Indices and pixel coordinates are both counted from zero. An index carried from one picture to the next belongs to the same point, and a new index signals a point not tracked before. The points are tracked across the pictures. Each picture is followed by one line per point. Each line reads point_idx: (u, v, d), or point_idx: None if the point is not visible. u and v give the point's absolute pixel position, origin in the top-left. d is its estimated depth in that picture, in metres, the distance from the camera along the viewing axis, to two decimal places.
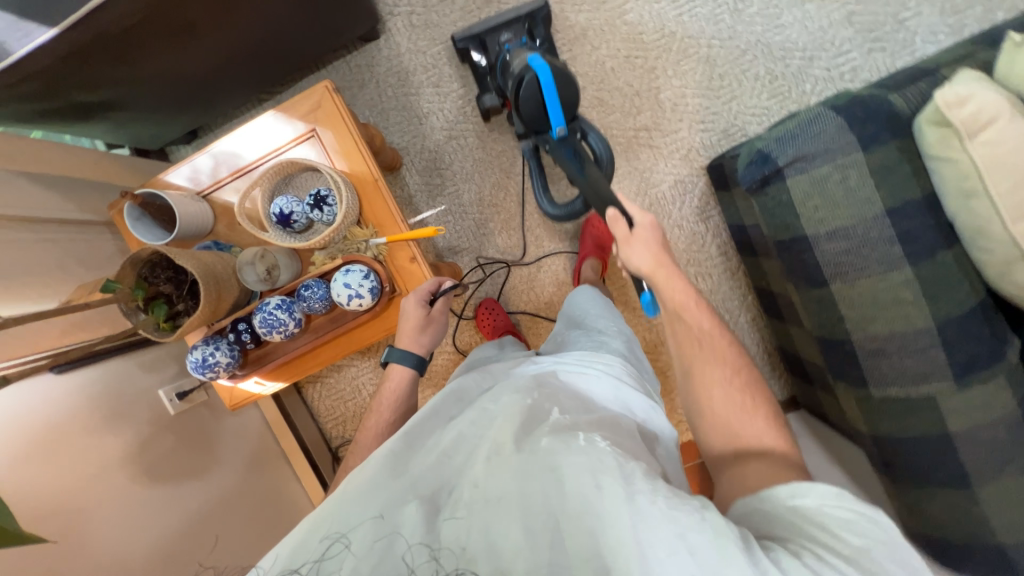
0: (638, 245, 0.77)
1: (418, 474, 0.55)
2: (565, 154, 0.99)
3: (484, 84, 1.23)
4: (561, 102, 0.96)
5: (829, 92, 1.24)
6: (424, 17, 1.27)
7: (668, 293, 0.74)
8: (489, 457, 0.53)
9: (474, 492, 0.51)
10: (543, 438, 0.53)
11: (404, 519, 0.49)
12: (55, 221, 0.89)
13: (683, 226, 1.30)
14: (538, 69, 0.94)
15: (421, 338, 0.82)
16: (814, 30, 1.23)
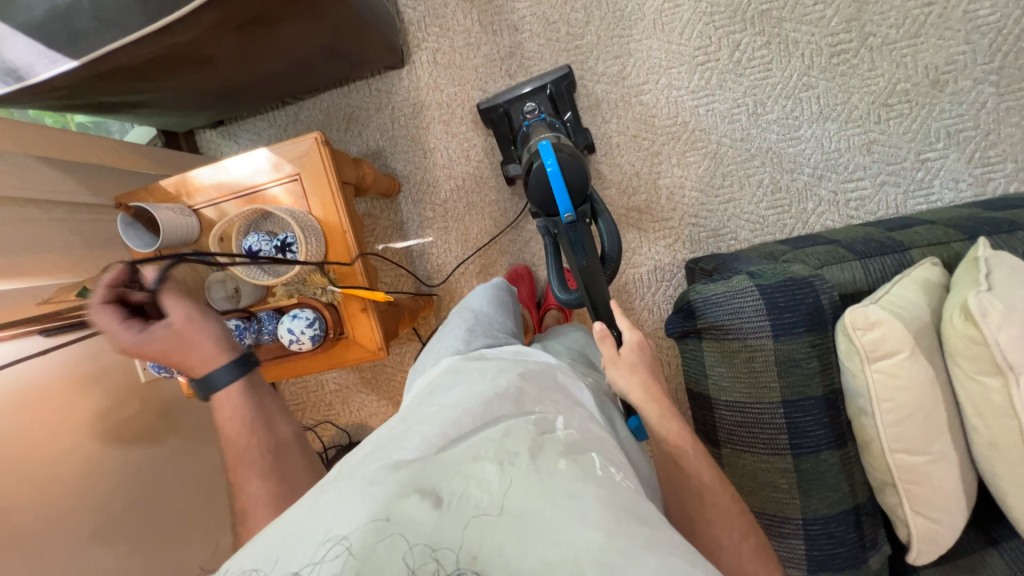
0: (622, 371, 0.71)
1: (419, 468, 0.54)
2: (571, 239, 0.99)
3: (510, 154, 1.26)
4: (568, 187, 0.96)
5: (831, 216, 1.21)
6: (448, 56, 1.30)
7: (662, 431, 0.66)
8: (501, 464, 0.53)
9: (482, 498, 0.50)
10: (558, 460, 0.54)
11: (409, 516, 0.47)
12: (66, 203, 0.99)
13: (652, 310, 1.31)
14: (545, 156, 0.95)
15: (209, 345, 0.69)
16: (830, 149, 1.20)
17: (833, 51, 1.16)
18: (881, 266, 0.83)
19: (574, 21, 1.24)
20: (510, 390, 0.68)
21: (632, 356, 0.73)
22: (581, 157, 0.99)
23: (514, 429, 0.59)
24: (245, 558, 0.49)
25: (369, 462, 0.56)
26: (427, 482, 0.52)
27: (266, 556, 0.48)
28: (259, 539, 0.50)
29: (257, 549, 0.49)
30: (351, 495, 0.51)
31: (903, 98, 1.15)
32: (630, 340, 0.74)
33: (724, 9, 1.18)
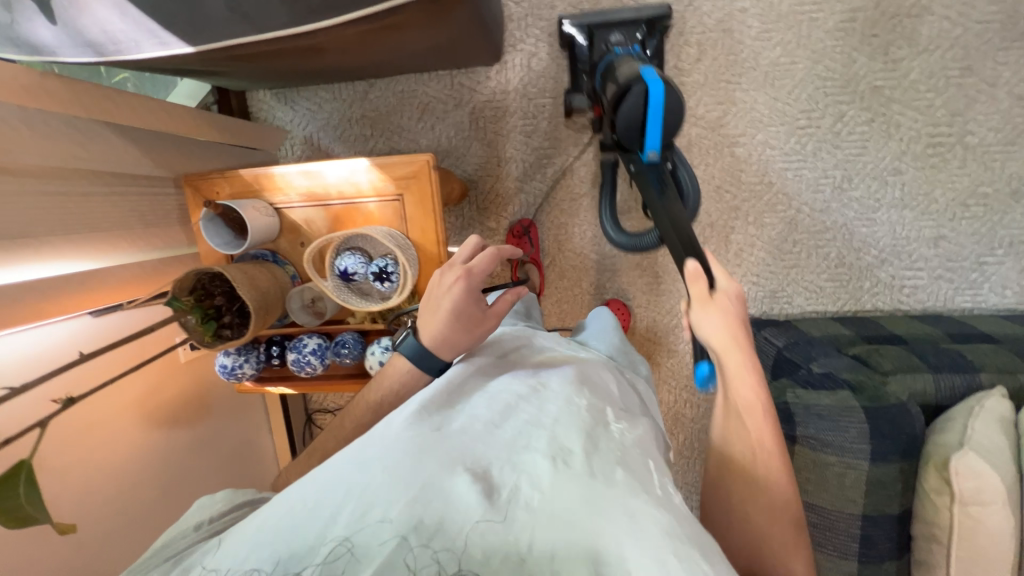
0: (714, 321, 0.57)
1: (468, 449, 0.51)
2: (648, 178, 0.87)
3: (580, 81, 1.14)
4: (663, 121, 0.84)
5: (883, 298, 1.26)
6: (544, 64, 1.21)
7: (741, 392, 0.59)
8: (553, 461, 0.49)
9: (533, 497, 0.47)
10: (614, 469, 0.49)
11: (460, 497, 0.46)
12: (128, 174, 0.89)
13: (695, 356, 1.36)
14: (649, 82, 0.82)
15: (460, 337, 0.72)
16: (900, 236, 1.23)
17: (930, 141, 1.16)
18: (950, 384, 0.88)
19: (684, 56, 1.17)
20: (565, 376, 0.64)
21: (727, 310, 0.58)
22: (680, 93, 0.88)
23: (565, 421, 0.54)
24: (243, 554, 0.45)
25: (417, 433, 0.53)
26: (476, 466, 0.49)
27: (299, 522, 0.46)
28: (288, 502, 0.48)
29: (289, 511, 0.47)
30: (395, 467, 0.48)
31: (980, 201, 1.18)
32: (727, 289, 0.60)
33: (838, 76, 1.14)
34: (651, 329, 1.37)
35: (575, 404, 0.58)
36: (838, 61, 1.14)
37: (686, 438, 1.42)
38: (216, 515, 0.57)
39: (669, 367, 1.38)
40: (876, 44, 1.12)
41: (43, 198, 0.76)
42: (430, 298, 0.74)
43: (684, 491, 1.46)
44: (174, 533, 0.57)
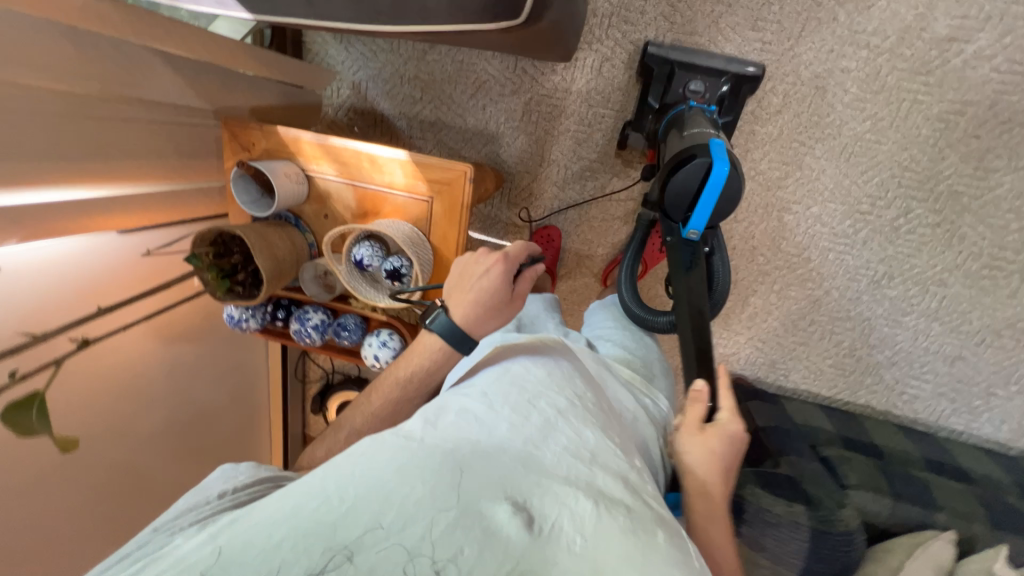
0: (698, 446, 0.60)
1: (504, 468, 0.44)
2: (681, 256, 0.81)
3: (642, 120, 1.08)
4: (712, 206, 0.76)
5: (879, 397, 1.26)
6: (616, 72, 1.13)
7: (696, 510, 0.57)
8: (598, 502, 0.43)
9: (574, 540, 0.41)
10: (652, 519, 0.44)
11: (494, 525, 0.40)
12: (170, 104, 0.89)
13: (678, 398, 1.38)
14: (714, 159, 0.74)
15: (488, 324, 0.71)
16: (919, 345, 1.20)
17: (989, 263, 1.09)
18: (905, 514, 0.91)
19: (764, 104, 1.08)
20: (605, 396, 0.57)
21: (714, 445, 0.60)
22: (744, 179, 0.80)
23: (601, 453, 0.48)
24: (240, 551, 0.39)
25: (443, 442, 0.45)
26: (514, 495, 0.43)
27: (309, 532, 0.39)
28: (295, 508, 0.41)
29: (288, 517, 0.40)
30: (426, 483, 0.41)
31: (1015, 334, 1.14)
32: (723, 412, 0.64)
33: (919, 170, 1.06)
34: None
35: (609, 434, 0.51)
36: (925, 154, 1.05)
37: None
38: (242, 485, 0.53)
39: None
40: (974, 147, 1.02)
41: (86, 122, 0.76)
42: (466, 276, 0.73)
43: None
44: (195, 497, 0.53)
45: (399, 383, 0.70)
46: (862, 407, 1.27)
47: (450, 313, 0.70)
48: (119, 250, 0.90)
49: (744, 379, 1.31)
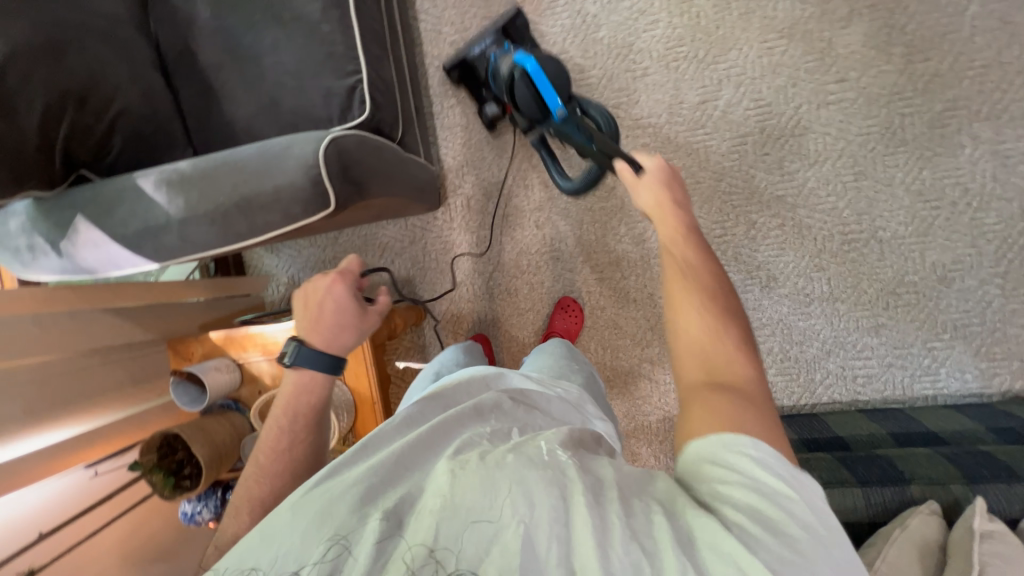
0: (642, 188, 0.76)
1: (384, 483, 0.50)
2: (568, 130, 0.96)
3: (484, 97, 1.30)
4: (551, 83, 0.96)
5: (838, 390, 1.25)
6: (481, 203, 1.40)
7: (659, 227, 0.70)
8: (452, 469, 0.49)
9: (437, 501, 0.46)
10: (519, 455, 0.50)
11: (369, 531, 0.45)
12: (124, 343, 1.10)
13: (660, 458, 1.35)
14: (525, 63, 0.97)
15: (345, 336, 0.74)
16: (839, 327, 1.25)
17: (844, 238, 1.22)
18: (882, 499, 0.86)
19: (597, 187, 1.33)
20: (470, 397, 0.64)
21: (640, 183, 0.76)
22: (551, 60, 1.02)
23: (471, 439, 0.55)
24: None
25: (326, 482, 0.51)
26: (388, 501, 0.48)
27: (247, 565, 0.46)
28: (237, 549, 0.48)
29: (235, 564, 0.47)
30: (314, 516, 0.47)
31: (911, 288, 1.20)
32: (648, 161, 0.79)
33: (741, 191, 1.26)
34: None
35: (482, 428, 0.58)
36: (738, 178, 1.26)
37: None
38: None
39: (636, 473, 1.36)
40: (770, 161, 1.24)
41: (51, 379, 0.95)
42: (311, 303, 0.75)
43: None
44: None
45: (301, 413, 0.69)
46: (830, 404, 1.25)
47: (309, 342, 0.71)
48: (83, 489, 1.00)
49: None
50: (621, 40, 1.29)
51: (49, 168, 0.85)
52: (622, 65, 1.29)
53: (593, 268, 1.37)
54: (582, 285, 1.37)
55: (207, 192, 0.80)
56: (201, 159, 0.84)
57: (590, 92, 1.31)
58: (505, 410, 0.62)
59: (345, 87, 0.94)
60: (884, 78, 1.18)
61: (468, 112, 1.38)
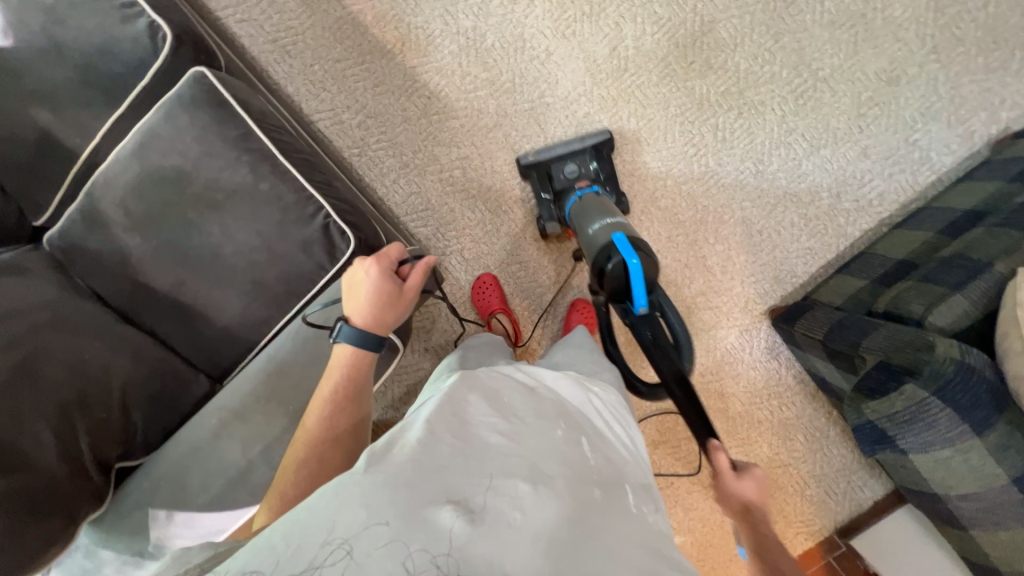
0: (732, 494, 0.69)
1: (451, 476, 0.47)
2: (642, 330, 0.92)
3: (545, 210, 1.28)
4: (646, 281, 0.91)
5: (864, 220, 1.32)
6: (475, 250, 1.34)
7: (751, 496, 0.68)
8: (537, 486, 0.48)
9: (516, 518, 0.46)
10: (592, 492, 0.52)
11: (443, 527, 0.42)
12: None
13: (757, 366, 1.40)
14: (625, 253, 0.92)
15: (386, 315, 0.78)
16: (835, 169, 1.31)
17: (796, 94, 1.28)
18: (980, 290, 0.91)
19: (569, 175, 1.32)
20: (534, 394, 0.63)
21: (737, 480, 0.69)
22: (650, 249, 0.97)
23: (547, 448, 0.54)
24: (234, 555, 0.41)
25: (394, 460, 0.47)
26: (461, 495, 0.46)
27: (307, 531, 0.42)
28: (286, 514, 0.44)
29: (292, 525, 0.43)
30: (368, 499, 0.43)
31: (871, 103, 1.28)
32: (743, 464, 0.72)
33: (691, 105, 1.28)
34: (705, 374, 1.40)
35: (557, 433, 0.57)
36: (681, 96, 1.28)
37: (804, 433, 1.42)
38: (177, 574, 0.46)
39: (744, 391, 1.41)
40: (699, 66, 1.27)
41: None
42: (354, 288, 0.78)
43: (839, 477, 1.42)
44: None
45: (330, 398, 0.73)
46: (865, 237, 1.32)
47: (353, 323, 0.76)
48: None
49: (775, 308, 1.36)
50: (511, 36, 1.27)
51: (90, 485, 0.75)
52: (526, 57, 1.28)
53: None
54: None
55: (270, 408, 0.79)
56: (244, 373, 0.82)
57: (512, 97, 1.29)
58: (575, 429, 0.61)
59: (318, 229, 0.88)
60: None
61: (412, 178, 1.32)
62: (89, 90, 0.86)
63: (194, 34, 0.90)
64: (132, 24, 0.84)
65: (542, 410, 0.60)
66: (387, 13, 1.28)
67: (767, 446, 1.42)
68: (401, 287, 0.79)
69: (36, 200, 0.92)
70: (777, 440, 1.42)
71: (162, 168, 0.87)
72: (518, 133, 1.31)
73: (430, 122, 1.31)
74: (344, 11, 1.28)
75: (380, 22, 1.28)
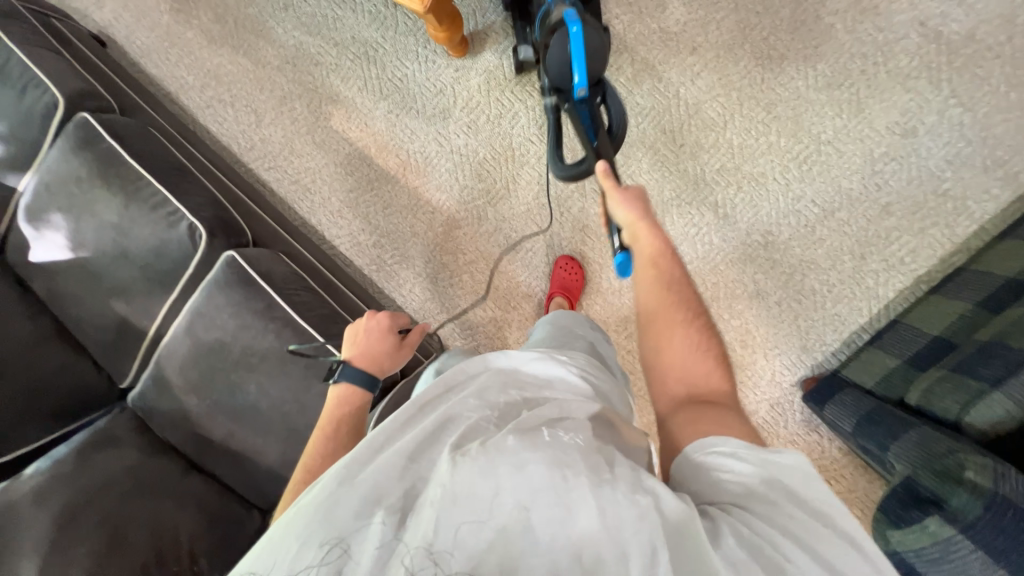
0: (614, 202, 0.79)
1: (379, 481, 0.51)
2: (580, 115, 0.97)
3: (524, 37, 1.23)
4: (587, 58, 0.93)
5: (897, 280, 1.21)
6: (484, 344, 1.37)
7: (623, 213, 0.78)
8: (453, 457, 0.51)
9: (437, 492, 0.49)
10: (508, 436, 0.53)
11: (376, 526, 0.47)
12: None
13: (796, 438, 1.29)
14: (568, 22, 0.92)
15: (384, 363, 0.86)
16: (855, 232, 1.23)
17: (798, 160, 1.23)
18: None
19: (569, 265, 1.33)
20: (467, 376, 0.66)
21: (630, 194, 0.78)
22: (603, 33, 0.97)
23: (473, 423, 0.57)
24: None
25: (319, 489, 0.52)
26: (389, 494, 0.50)
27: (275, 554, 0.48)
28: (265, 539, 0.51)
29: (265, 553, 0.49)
30: (311, 522, 0.49)
31: (886, 158, 1.20)
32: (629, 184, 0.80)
33: (685, 185, 1.27)
34: None
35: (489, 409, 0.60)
36: (675, 178, 1.27)
37: (861, 507, 1.26)
38: None
39: None
40: (688, 147, 1.26)
41: None
42: (359, 335, 0.89)
43: None
44: None
45: (332, 431, 0.75)
46: (901, 297, 1.21)
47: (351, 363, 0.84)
48: None
49: (810, 378, 1.26)
50: (501, 146, 1.35)
51: None
52: (518, 165, 1.35)
53: (618, 331, 1.32)
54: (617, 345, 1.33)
55: None
56: None
57: (507, 202, 1.36)
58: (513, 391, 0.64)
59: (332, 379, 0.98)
60: (726, 24, 1.24)
61: (422, 284, 1.40)
62: (145, 280, 1.04)
63: (223, 222, 1.06)
64: (176, 227, 1.02)
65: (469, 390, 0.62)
66: (387, 144, 1.40)
67: None
68: (404, 343, 0.90)
69: (116, 369, 1.11)
70: None
71: (208, 340, 1.03)
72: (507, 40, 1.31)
73: (436, 234, 1.40)
74: (350, 148, 1.42)
75: (383, 152, 1.40)
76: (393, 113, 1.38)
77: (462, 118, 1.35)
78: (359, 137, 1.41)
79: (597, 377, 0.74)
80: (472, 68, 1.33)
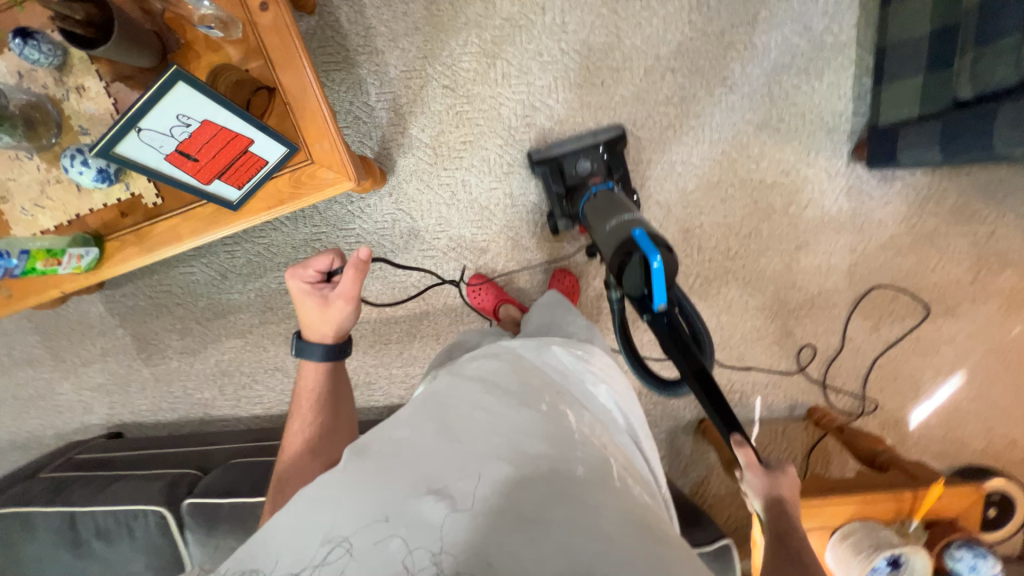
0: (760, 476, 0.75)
1: (429, 466, 0.54)
2: (662, 333, 0.77)
3: (558, 206, 1.27)
4: (671, 281, 0.78)
5: (847, 19, 1.23)
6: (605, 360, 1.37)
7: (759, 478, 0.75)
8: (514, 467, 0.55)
9: (497, 497, 0.52)
10: (575, 463, 0.58)
11: (425, 518, 0.49)
12: None
13: (888, 199, 1.29)
14: (648, 249, 0.77)
15: (336, 329, 0.81)
16: (784, 16, 1.24)
17: (694, 8, 1.24)
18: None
19: (564, 273, 1.32)
20: (518, 370, 0.71)
21: (777, 475, 0.76)
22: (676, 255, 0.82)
23: (531, 429, 0.60)
24: (256, 547, 0.52)
25: (387, 464, 0.56)
26: (439, 483, 0.53)
27: (320, 517, 0.51)
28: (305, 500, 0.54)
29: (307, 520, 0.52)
30: (362, 500, 0.51)
31: None
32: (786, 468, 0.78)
33: (633, 106, 1.28)
34: (857, 248, 1.31)
35: (540, 406, 0.64)
36: (620, 108, 1.28)
37: (981, 197, 1.27)
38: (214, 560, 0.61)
39: (900, 225, 1.30)
40: (607, 77, 1.27)
41: None
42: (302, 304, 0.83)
43: None
44: None
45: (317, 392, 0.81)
46: (862, 28, 1.23)
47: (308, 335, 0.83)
48: None
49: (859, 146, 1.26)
50: (473, 210, 1.33)
51: None
52: (499, 212, 1.33)
53: (687, 255, 1.32)
54: (698, 264, 1.33)
55: None
56: None
57: (519, 245, 1.35)
58: (556, 394, 0.69)
59: None
60: None
61: None
62: None
63: None
64: None
65: (527, 390, 0.66)
66: (396, 295, 1.37)
67: (964, 238, 1.28)
68: (341, 294, 0.80)
69: None
70: (967, 226, 1.28)
71: None
72: (539, 193, 1.32)
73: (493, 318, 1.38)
74: (370, 324, 1.38)
75: (396, 302, 1.37)
76: (376, 270, 1.36)
77: (425, 222, 1.35)
78: (368, 312, 1.38)
79: (621, 386, 0.80)
80: (398, 180, 1.33)
